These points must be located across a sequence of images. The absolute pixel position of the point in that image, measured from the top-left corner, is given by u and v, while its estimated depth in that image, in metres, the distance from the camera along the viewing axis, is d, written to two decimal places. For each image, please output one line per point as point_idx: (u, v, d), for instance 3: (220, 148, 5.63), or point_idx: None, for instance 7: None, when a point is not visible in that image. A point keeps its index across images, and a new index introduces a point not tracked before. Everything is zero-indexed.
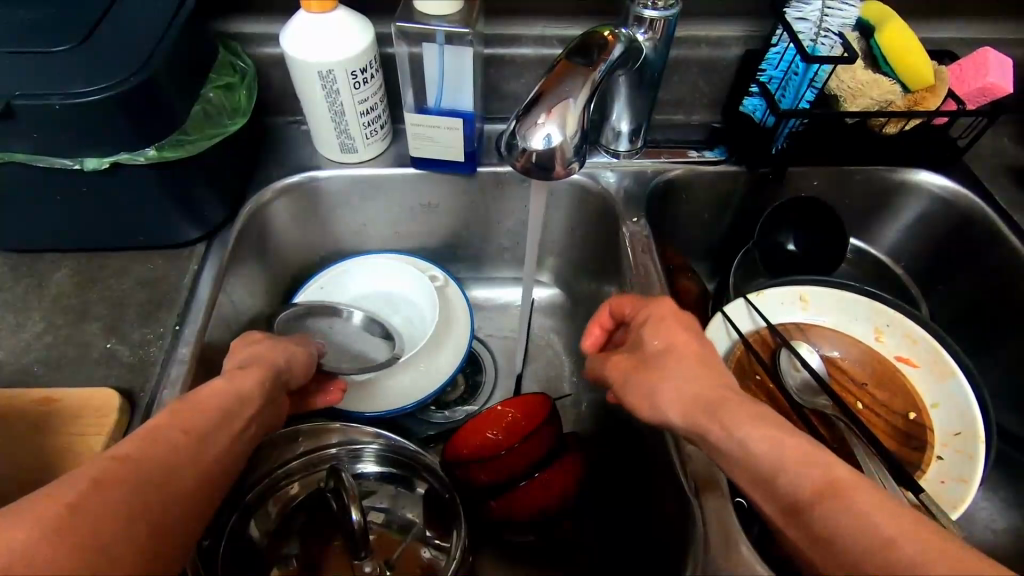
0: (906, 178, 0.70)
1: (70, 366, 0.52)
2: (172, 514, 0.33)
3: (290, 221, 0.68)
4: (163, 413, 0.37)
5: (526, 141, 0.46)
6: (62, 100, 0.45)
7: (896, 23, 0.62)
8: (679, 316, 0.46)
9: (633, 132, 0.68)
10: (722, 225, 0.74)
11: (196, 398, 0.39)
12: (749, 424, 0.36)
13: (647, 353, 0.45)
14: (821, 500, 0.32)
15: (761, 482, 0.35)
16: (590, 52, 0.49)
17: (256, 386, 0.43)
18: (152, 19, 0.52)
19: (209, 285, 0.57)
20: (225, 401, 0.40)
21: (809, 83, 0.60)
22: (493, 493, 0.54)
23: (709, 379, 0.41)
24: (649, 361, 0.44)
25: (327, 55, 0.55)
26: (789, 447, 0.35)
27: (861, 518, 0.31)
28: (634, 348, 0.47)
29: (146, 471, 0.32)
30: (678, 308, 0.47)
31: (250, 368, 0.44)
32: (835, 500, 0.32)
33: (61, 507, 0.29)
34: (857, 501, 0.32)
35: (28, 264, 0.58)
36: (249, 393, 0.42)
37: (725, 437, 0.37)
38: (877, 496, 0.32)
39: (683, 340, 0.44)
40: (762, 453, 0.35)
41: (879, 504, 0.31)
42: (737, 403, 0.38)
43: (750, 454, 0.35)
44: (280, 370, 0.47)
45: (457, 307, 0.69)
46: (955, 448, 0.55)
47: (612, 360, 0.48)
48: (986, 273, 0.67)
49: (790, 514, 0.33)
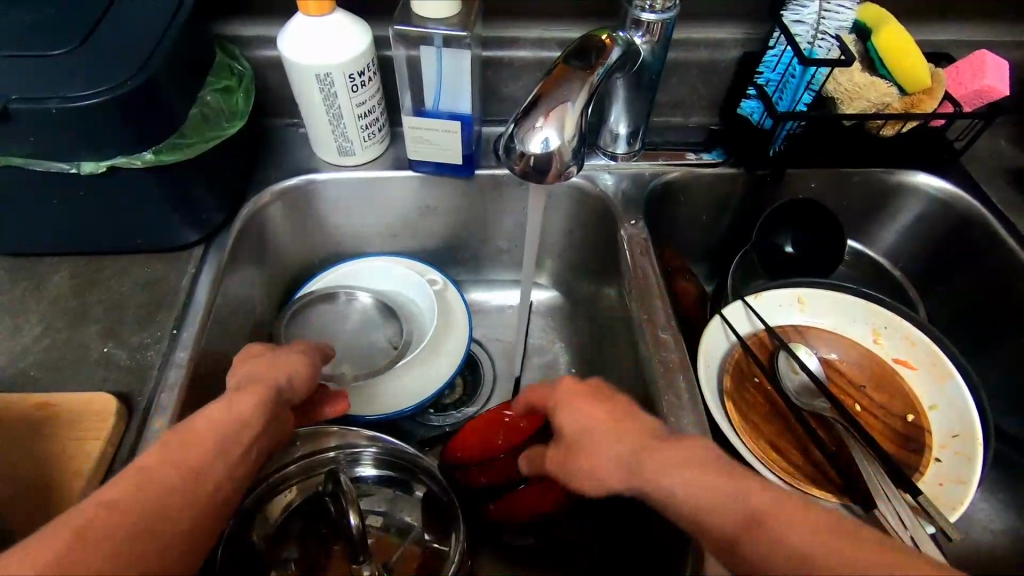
0: (904, 180, 0.70)
1: (68, 370, 0.52)
2: (169, 557, 0.33)
3: (288, 224, 0.68)
4: (155, 452, 0.36)
5: (524, 145, 0.46)
6: (59, 104, 0.45)
7: (892, 26, 0.62)
8: (581, 389, 0.44)
9: (631, 134, 0.68)
10: (720, 227, 0.74)
11: (192, 428, 0.38)
12: (672, 476, 0.37)
13: (564, 440, 0.43)
14: (750, 532, 0.34)
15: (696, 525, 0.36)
16: (587, 55, 0.49)
17: (257, 407, 0.41)
18: (151, 21, 0.52)
19: (208, 288, 0.57)
20: (222, 430, 0.39)
21: (806, 87, 0.61)
22: (492, 497, 0.55)
23: (621, 443, 0.40)
24: (572, 445, 0.42)
25: (325, 58, 0.55)
26: (713, 490, 0.36)
27: (786, 545, 0.33)
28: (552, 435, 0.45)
29: (136, 522, 0.32)
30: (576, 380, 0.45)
31: (250, 387, 0.42)
32: (760, 530, 0.34)
33: (45, 564, 0.29)
34: (780, 528, 0.34)
35: (26, 267, 0.58)
36: (250, 418, 0.40)
37: (654, 492, 0.38)
38: (796, 517, 0.34)
39: (595, 417, 0.42)
40: (691, 501, 0.36)
41: (803, 527, 0.33)
42: (655, 455, 0.38)
43: (680, 500, 0.37)
44: (283, 386, 0.45)
45: (457, 309, 0.69)
46: (954, 450, 0.54)
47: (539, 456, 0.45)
48: (985, 274, 0.67)
49: (728, 548, 0.35)
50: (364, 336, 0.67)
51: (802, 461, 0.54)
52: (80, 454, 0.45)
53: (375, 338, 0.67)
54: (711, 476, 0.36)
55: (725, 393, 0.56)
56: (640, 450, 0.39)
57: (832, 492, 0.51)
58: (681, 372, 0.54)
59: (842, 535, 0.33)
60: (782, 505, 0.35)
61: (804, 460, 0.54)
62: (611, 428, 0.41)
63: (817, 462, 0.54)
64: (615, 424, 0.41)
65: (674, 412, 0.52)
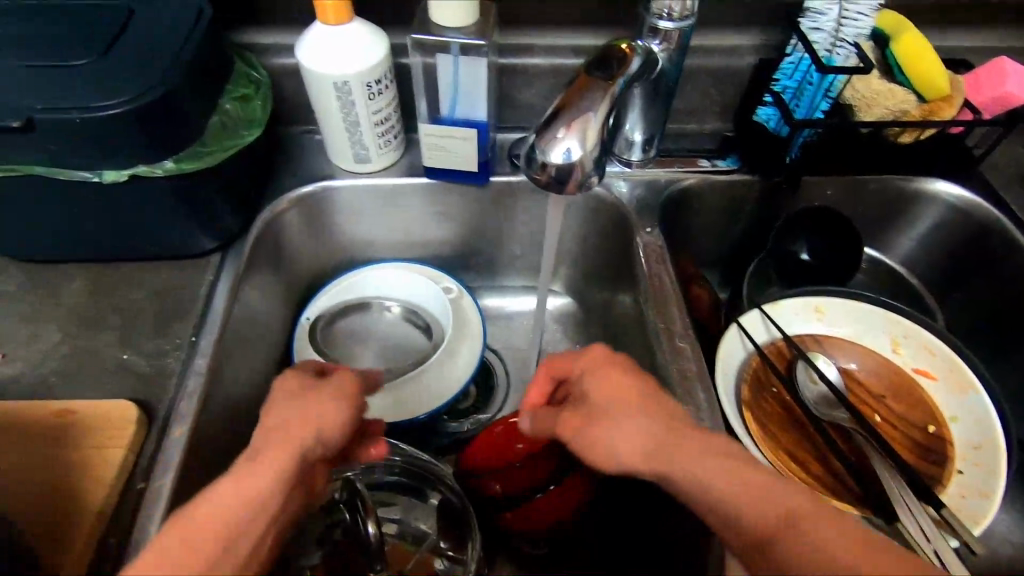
0: (923, 187, 0.69)
1: (87, 377, 0.52)
2: None
3: (303, 231, 0.68)
4: (151, 554, 0.32)
5: (546, 155, 0.46)
6: (82, 114, 0.46)
7: (912, 32, 0.61)
8: (614, 361, 0.46)
9: (646, 141, 0.67)
10: (735, 234, 0.73)
11: (196, 514, 0.34)
12: (705, 460, 0.37)
13: (590, 404, 0.44)
14: (785, 533, 0.34)
15: (723, 519, 0.36)
16: (609, 66, 0.49)
17: (273, 481, 0.37)
18: (171, 32, 0.52)
19: (225, 296, 0.57)
20: (229, 517, 0.35)
21: (824, 94, 0.61)
22: (508, 506, 0.54)
23: (652, 424, 0.40)
24: (593, 410, 0.43)
25: (344, 67, 0.56)
26: (749, 482, 0.36)
27: (822, 550, 0.32)
28: (575, 399, 0.46)
29: None
30: (610, 352, 0.46)
31: (267, 455, 0.38)
32: (796, 531, 0.33)
33: None
34: (819, 533, 0.33)
35: (45, 274, 0.59)
36: (260, 500, 0.36)
37: (681, 475, 0.38)
38: (838, 524, 0.33)
39: (622, 387, 0.43)
40: (721, 490, 0.36)
41: (840, 533, 0.33)
42: (690, 441, 0.39)
43: (710, 489, 0.36)
44: (309, 445, 0.40)
45: (471, 317, 0.69)
46: (975, 462, 0.54)
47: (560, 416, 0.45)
48: (1005, 283, 0.67)
49: (756, 548, 0.35)
50: (390, 345, 0.69)
51: (822, 473, 0.53)
52: (101, 462, 0.46)
53: (400, 348, 0.69)
54: (737, 475, 0.36)
55: (743, 403, 0.56)
56: (669, 432, 0.40)
57: (852, 504, 0.51)
58: (698, 382, 0.54)
59: (868, 539, 0.33)
60: (817, 508, 0.34)
61: (824, 471, 0.54)
62: (636, 402, 0.42)
63: (837, 474, 0.53)
64: (640, 400, 0.42)
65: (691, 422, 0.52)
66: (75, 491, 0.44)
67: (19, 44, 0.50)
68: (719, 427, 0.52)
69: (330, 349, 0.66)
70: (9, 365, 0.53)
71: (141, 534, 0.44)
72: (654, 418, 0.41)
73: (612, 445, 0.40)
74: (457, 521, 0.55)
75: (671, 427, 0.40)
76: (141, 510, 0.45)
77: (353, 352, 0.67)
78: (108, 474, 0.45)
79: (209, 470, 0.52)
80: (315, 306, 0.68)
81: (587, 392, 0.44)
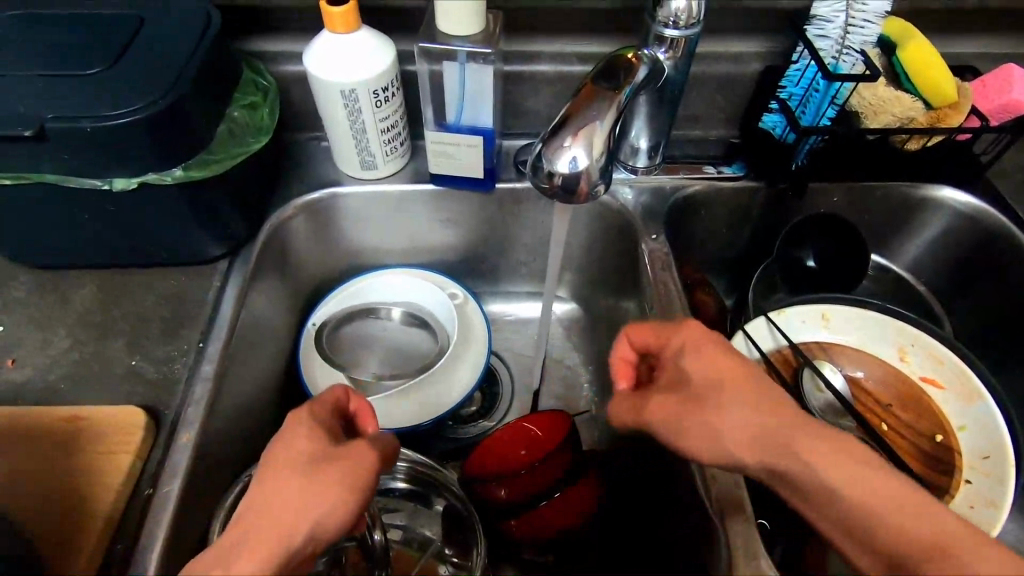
0: (929, 195, 0.69)
1: (95, 383, 0.53)
2: None
3: (309, 237, 0.69)
4: None
5: (551, 165, 0.47)
6: (92, 123, 0.46)
7: (919, 40, 0.61)
8: (712, 339, 0.46)
9: (652, 148, 0.67)
10: (740, 241, 0.73)
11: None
12: (828, 461, 0.37)
13: (693, 385, 0.44)
14: (932, 557, 0.33)
15: (847, 525, 0.36)
16: (615, 76, 0.49)
17: None
18: (181, 41, 0.53)
19: (232, 302, 0.58)
20: None
21: (830, 101, 0.61)
22: (512, 513, 0.53)
23: (770, 415, 0.40)
24: (696, 393, 0.43)
25: (351, 75, 0.56)
26: (882, 490, 0.35)
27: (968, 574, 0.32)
28: (670, 378, 0.46)
29: None
30: (706, 330, 0.46)
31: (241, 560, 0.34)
32: (940, 558, 0.33)
33: None
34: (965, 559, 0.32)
35: (54, 280, 0.59)
36: None
37: (803, 471, 0.37)
38: (982, 552, 0.33)
39: (725, 366, 0.43)
40: (849, 494, 0.36)
41: (983, 558, 0.32)
42: (808, 436, 0.38)
43: (838, 492, 0.36)
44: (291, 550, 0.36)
45: (477, 324, 0.69)
46: (983, 472, 0.54)
47: (654, 399, 0.45)
48: (1012, 291, 0.66)
49: (889, 564, 0.35)
50: (395, 351, 0.68)
51: None
52: (109, 467, 0.46)
53: (406, 353, 0.68)
54: (864, 475, 0.36)
55: None
56: (785, 424, 0.39)
57: None
58: None
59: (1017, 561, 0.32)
60: (963, 529, 0.34)
61: None
62: (749, 390, 0.42)
63: None
64: (753, 388, 0.42)
65: None
66: (83, 496, 0.44)
67: (31, 53, 0.51)
68: None
69: (336, 357, 0.66)
70: (18, 370, 0.53)
71: (148, 540, 0.44)
72: (763, 409, 0.40)
73: (723, 433, 0.41)
74: (461, 528, 0.55)
75: (788, 420, 0.40)
76: (149, 515, 0.45)
77: (358, 358, 0.67)
78: (116, 480, 0.45)
79: (216, 476, 0.52)
80: (321, 312, 0.68)
81: (687, 371, 0.45)
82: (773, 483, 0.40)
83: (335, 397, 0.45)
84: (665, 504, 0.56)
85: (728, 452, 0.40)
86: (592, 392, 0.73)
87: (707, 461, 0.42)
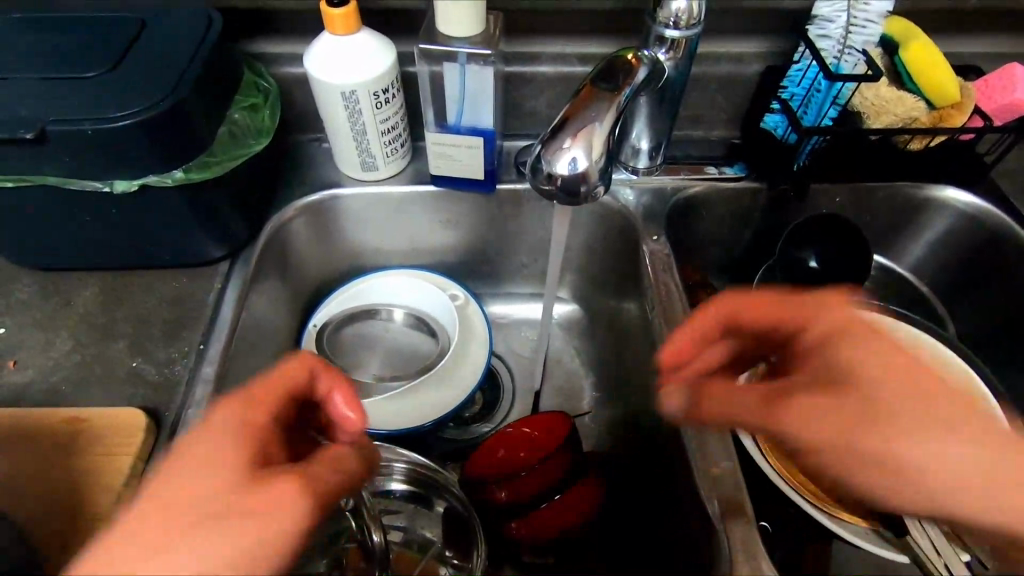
0: (931, 195, 0.69)
1: (97, 385, 0.53)
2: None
3: (310, 238, 0.69)
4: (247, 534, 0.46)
5: (551, 167, 0.46)
6: (93, 125, 0.46)
7: (923, 40, 0.61)
8: (853, 323, 0.42)
9: (653, 149, 0.67)
10: (742, 241, 0.73)
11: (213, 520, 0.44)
12: (958, 445, 0.38)
13: (828, 367, 0.40)
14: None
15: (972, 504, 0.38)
16: (615, 77, 0.49)
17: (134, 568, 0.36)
18: (182, 44, 0.53)
19: (233, 304, 0.58)
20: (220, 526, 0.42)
21: (832, 101, 0.60)
22: (512, 514, 0.53)
23: (919, 399, 0.38)
24: (831, 371, 0.40)
25: (352, 76, 0.56)
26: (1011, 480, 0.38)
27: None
28: (805, 360, 0.42)
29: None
30: (849, 313, 0.42)
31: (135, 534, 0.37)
32: None
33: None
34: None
35: (56, 282, 0.59)
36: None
37: (948, 463, 0.38)
38: None
39: (891, 353, 0.40)
40: (982, 484, 0.38)
41: None
42: (964, 419, 0.39)
43: (970, 484, 0.38)
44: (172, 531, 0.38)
45: (478, 325, 0.69)
46: None
47: (791, 400, 0.40)
48: (1015, 291, 0.66)
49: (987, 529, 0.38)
50: (396, 352, 0.68)
51: None
52: (110, 469, 0.46)
53: (407, 354, 0.68)
54: (1010, 473, 0.38)
55: None
56: (935, 410, 0.38)
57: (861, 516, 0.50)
58: None
59: None
60: None
61: None
62: (899, 371, 0.39)
63: None
64: (909, 367, 0.39)
65: (698, 431, 0.52)
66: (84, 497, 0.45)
67: (33, 56, 0.51)
68: (726, 436, 0.52)
69: (338, 357, 0.66)
70: (20, 372, 0.54)
71: None
72: (921, 393, 0.38)
73: (853, 432, 0.38)
74: (462, 529, 0.55)
75: (947, 407, 0.39)
76: None
77: (358, 359, 0.67)
78: (117, 482, 0.45)
79: None
80: (322, 313, 0.68)
81: (839, 355, 0.40)
82: (887, 479, 0.38)
83: (280, 378, 0.46)
84: (666, 506, 0.56)
85: (863, 443, 0.38)
86: (593, 393, 0.73)
87: (834, 453, 0.38)
